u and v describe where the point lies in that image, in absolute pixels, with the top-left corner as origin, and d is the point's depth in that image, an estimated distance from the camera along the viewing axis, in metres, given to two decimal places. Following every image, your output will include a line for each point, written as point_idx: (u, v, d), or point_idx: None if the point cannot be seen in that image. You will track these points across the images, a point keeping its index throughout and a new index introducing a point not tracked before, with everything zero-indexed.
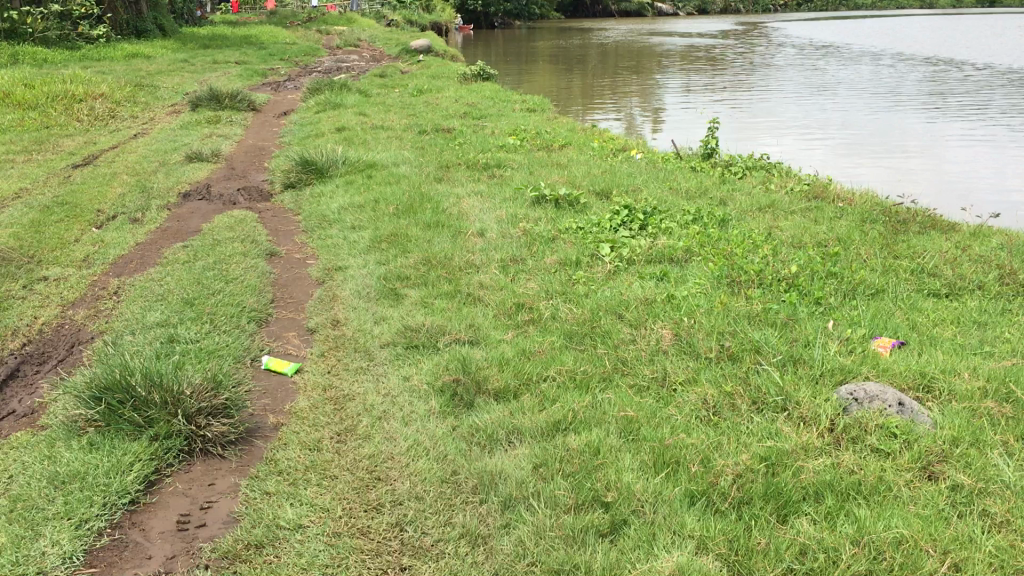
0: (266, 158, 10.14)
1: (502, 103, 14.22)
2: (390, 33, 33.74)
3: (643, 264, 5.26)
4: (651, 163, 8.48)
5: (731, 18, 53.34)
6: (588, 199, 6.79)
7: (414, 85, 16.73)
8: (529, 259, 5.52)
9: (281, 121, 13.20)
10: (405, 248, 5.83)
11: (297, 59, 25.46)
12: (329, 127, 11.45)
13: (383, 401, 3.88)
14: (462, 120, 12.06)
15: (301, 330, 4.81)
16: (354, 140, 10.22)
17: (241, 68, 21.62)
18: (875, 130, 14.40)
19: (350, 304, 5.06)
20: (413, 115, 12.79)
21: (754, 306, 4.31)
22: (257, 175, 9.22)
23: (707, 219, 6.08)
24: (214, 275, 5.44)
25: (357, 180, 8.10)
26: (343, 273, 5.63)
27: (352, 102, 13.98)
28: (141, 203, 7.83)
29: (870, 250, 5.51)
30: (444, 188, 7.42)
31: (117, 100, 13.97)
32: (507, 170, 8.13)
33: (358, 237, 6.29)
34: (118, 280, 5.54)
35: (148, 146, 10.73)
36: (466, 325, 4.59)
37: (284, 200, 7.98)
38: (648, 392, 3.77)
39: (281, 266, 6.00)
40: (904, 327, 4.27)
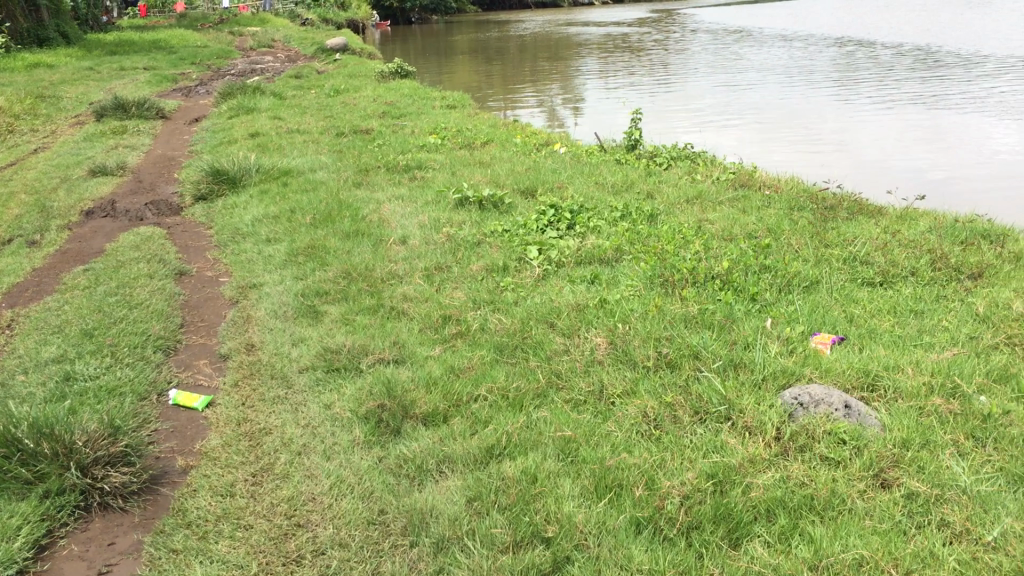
0: (175, 168, 9.68)
1: (421, 100, 13.90)
2: (304, 32, 33.03)
3: (572, 266, 5.06)
4: (575, 157, 8.30)
5: (647, 5, 53.70)
6: (513, 199, 6.57)
7: (330, 85, 16.29)
8: (455, 266, 5.27)
9: (191, 127, 12.69)
10: (323, 260, 5.52)
11: (209, 62, 24.70)
12: (242, 133, 11.01)
13: (303, 433, 3.60)
14: (381, 119, 11.73)
15: (212, 357, 4.48)
16: (269, 146, 9.82)
17: (149, 74, 20.85)
18: (794, 111, 14.44)
19: (265, 324, 4.75)
20: (330, 116, 12.40)
21: (690, 308, 4.14)
22: (166, 187, 8.77)
23: (635, 215, 5.90)
24: (116, 301, 5.07)
25: (271, 188, 7.74)
26: (257, 291, 5.30)
27: (265, 106, 13.51)
28: (39, 224, 7.34)
29: (801, 240, 5.39)
30: (363, 193, 7.12)
31: (15, 113, 13.27)
32: (428, 172, 7.86)
33: (272, 250, 5.96)
34: (10, 312, 5.13)
35: (48, 161, 10.15)
36: (390, 341, 4.32)
37: (194, 213, 7.57)
38: (586, 408, 3.56)
39: (190, 286, 5.64)
40: (842, 322, 4.15)
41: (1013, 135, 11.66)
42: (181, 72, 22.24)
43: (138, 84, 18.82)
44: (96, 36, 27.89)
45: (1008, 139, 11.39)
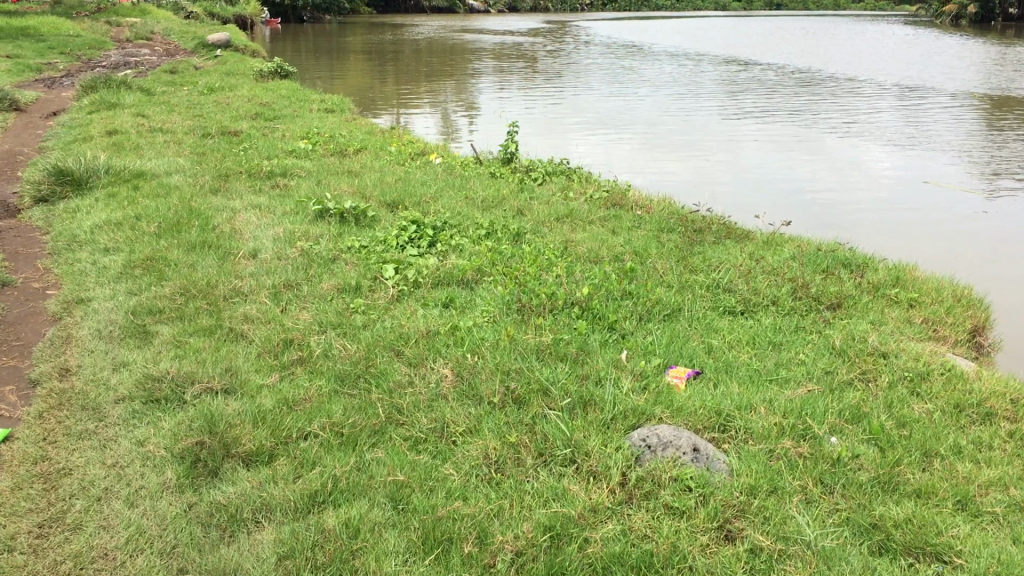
0: (20, 165, 8.97)
1: (299, 102, 13.42)
2: (186, 26, 31.79)
3: (429, 287, 4.80)
4: (448, 169, 8.05)
5: (541, 16, 54.11)
6: (377, 212, 6.27)
7: (205, 82, 15.59)
8: (305, 284, 4.95)
9: (47, 122, 11.87)
10: (162, 274, 5.10)
11: (80, 53, 23.45)
12: (100, 130, 10.34)
13: (107, 475, 3.22)
14: (253, 121, 11.22)
15: (20, 382, 4.02)
16: (125, 145, 9.22)
17: (11, 62, 19.60)
18: (677, 125, 14.53)
19: (86, 345, 4.31)
20: (199, 116, 11.81)
21: (544, 337, 3.94)
22: (6, 185, 8.09)
23: (500, 233, 5.69)
24: None
25: (121, 192, 7.22)
26: (84, 306, 4.84)
27: (131, 102, 12.78)
28: None
29: (666, 264, 5.28)
30: (218, 200, 6.70)
31: None
32: (293, 180, 7.48)
33: (109, 261, 5.48)
34: None
35: None
36: (223, 367, 3.97)
37: (31, 216, 6.97)
38: (424, 447, 3.30)
39: (10, 299, 5.12)
40: (700, 354, 4.02)
41: (884, 158, 11.97)
42: (47, 62, 21.00)
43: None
44: None
45: (879, 162, 11.68)
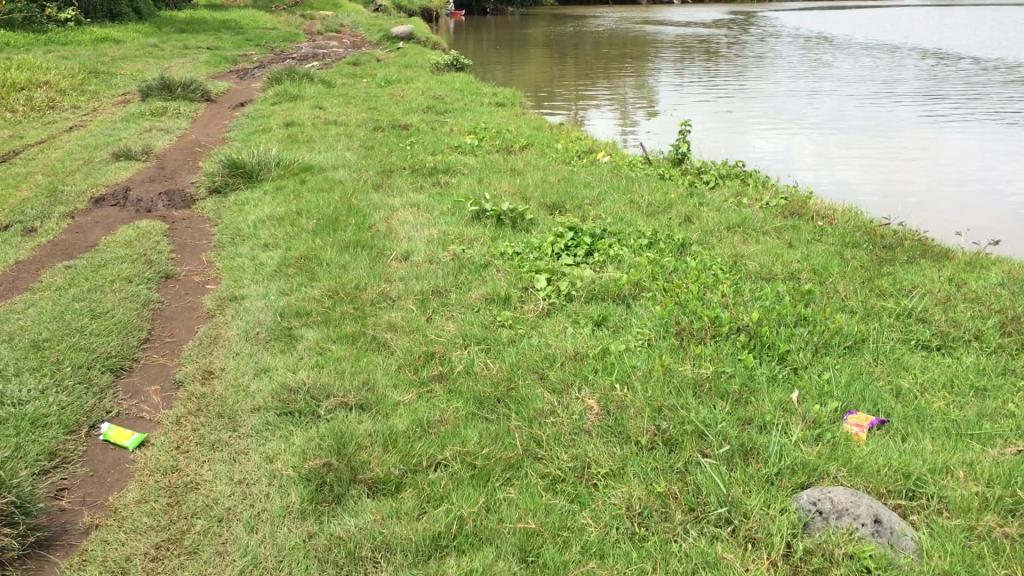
0: (202, 155, 9.28)
1: (471, 95, 13.38)
2: (373, 19, 32.75)
3: (582, 302, 4.47)
4: (615, 170, 7.69)
5: (724, 7, 52.52)
6: (535, 215, 6.00)
7: (382, 75, 15.87)
8: (453, 291, 4.74)
9: (233, 113, 12.34)
10: (313, 274, 5.02)
11: (274, 45, 24.54)
12: (278, 122, 10.62)
13: (231, 494, 3.08)
14: (424, 115, 11.23)
15: (166, 382, 3.99)
16: (299, 138, 9.39)
17: (210, 54, 20.69)
18: (868, 123, 13.50)
19: (232, 347, 4.25)
20: (373, 109, 11.95)
21: (703, 370, 3.54)
22: (187, 175, 8.36)
23: (663, 242, 5.28)
24: (81, 308, 4.62)
25: (287, 185, 7.28)
26: (237, 305, 4.81)
27: (311, 94, 13.11)
28: (44, 209, 6.97)
29: (849, 285, 4.73)
30: (378, 198, 6.63)
31: (62, 88, 13.06)
32: (454, 177, 7.33)
33: (266, 258, 5.47)
34: None
35: (77, 140, 9.83)
36: (361, 380, 3.80)
37: (204, 207, 7.14)
38: (561, 490, 2.99)
39: (171, 292, 5.17)
40: (886, 398, 3.49)
41: None
42: (243, 54, 22.08)
43: (196, 64, 18.62)
44: (167, 13, 27.97)
45: None
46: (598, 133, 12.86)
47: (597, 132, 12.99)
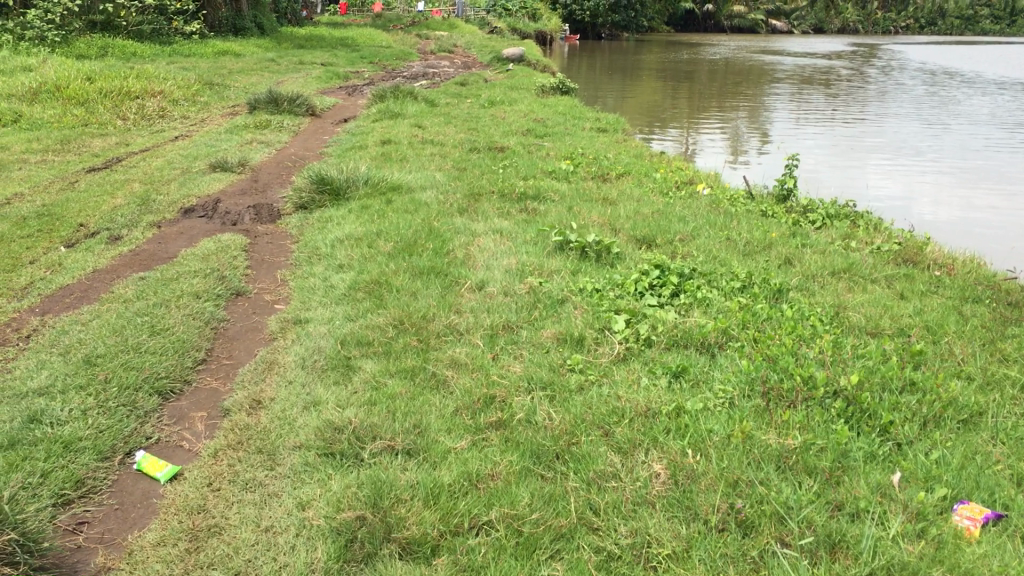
0: (296, 169, 9.25)
1: (573, 120, 13.10)
2: (486, 40, 32.93)
3: (662, 349, 4.09)
4: (714, 204, 7.26)
5: (848, 38, 50.95)
6: (623, 248, 5.64)
7: (487, 96, 15.75)
8: (525, 328, 4.43)
9: (335, 128, 12.39)
10: (381, 301, 4.78)
11: (386, 63, 24.85)
12: (376, 139, 10.55)
13: (254, 543, 2.83)
14: (522, 138, 11.00)
15: (212, 409, 3.79)
16: (393, 156, 9.27)
17: (323, 70, 21.04)
18: (995, 163, 12.60)
19: (286, 375, 4.03)
20: (473, 129, 11.78)
21: (790, 441, 3.12)
22: (277, 189, 8.31)
23: (758, 287, 4.85)
24: (142, 323, 4.49)
25: (373, 204, 7.12)
26: (300, 329, 4.61)
27: (413, 113, 13.06)
28: (133, 217, 6.98)
29: (967, 348, 4.21)
30: (461, 222, 6.39)
31: (175, 98, 13.35)
32: (544, 204, 7.05)
33: (338, 280, 5.27)
34: (39, 320, 4.63)
35: (178, 150, 9.95)
36: (412, 422, 3.51)
37: (289, 223, 7.03)
38: (615, 570, 2.62)
39: (238, 310, 5.02)
40: (1006, 485, 3.00)
41: None
42: (355, 70, 22.40)
43: (308, 79, 18.91)
44: (288, 29, 28.71)
45: None
46: (703, 163, 12.38)
47: (703, 162, 12.52)
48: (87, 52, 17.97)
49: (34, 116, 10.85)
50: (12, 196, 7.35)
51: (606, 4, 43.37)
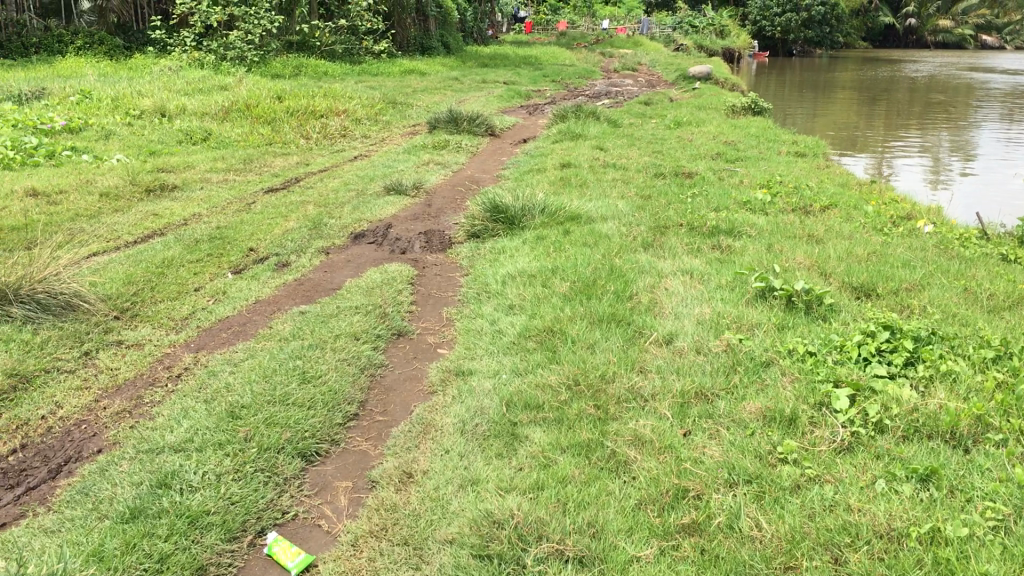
0: (471, 193, 8.87)
1: (767, 143, 12.16)
2: (671, 58, 32.09)
3: (899, 439, 3.28)
4: (942, 245, 6.26)
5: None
6: (838, 298, 4.81)
7: (672, 117, 14.98)
8: (723, 399, 3.71)
9: (515, 149, 12.01)
10: (555, 353, 4.19)
11: (569, 82, 24.50)
12: (555, 162, 10.05)
13: None
14: (712, 163, 10.22)
15: (358, 479, 3.32)
16: (573, 181, 8.72)
17: (505, 89, 20.89)
18: None
19: (442, 442, 3.51)
20: (658, 153, 11.09)
21: None
22: (451, 214, 7.93)
23: (1016, 357, 3.91)
24: (293, 368, 4.11)
25: (549, 236, 6.59)
26: (462, 382, 4.10)
27: (595, 133, 12.50)
28: (302, 243, 6.75)
29: None
30: (647, 260, 5.73)
31: (359, 117, 13.38)
32: (740, 240, 6.29)
33: (508, 324, 4.73)
34: (191, 359, 4.36)
35: (356, 170, 9.81)
36: (587, 519, 2.89)
37: (460, 253, 6.60)
38: None
39: (398, 354, 4.59)
40: None
41: None
42: (538, 89, 22.16)
43: (490, 98, 18.75)
44: (473, 47, 28.95)
45: None
46: (913, 188, 11.12)
47: (913, 186, 11.25)
48: (282, 71, 18.53)
49: (223, 135, 11.04)
50: (190, 217, 7.31)
51: (800, 19, 41.42)
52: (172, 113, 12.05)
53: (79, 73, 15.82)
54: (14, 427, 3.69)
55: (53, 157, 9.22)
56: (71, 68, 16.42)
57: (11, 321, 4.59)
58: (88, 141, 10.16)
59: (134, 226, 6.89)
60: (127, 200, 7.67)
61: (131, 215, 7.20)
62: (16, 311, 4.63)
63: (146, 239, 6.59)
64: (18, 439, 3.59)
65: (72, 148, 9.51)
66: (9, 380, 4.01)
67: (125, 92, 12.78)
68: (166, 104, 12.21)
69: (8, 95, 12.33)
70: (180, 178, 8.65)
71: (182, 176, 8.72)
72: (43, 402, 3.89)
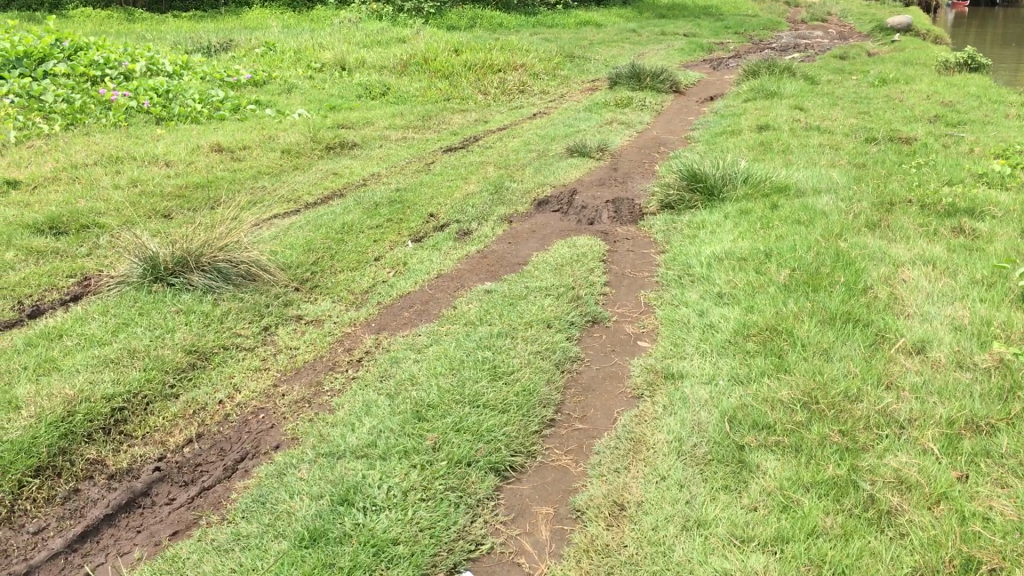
0: (660, 156, 8.24)
1: (991, 104, 10.84)
2: (865, 6, 29.83)
3: None
4: None
5: None
6: None
7: (876, 74, 13.69)
8: (1005, 433, 3.01)
9: (702, 107, 11.22)
10: (783, 358, 3.58)
11: (753, 34, 23.11)
12: (752, 123, 9.23)
13: None
14: (931, 127, 9.14)
15: (560, 505, 2.86)
16: (775, 146, 7.92)
17: (686, 42, 19.86)
18: None
19: (656, 465, 3.00)
20: (865, 115, 10.04)
21: None
22: (640, 180, 7.35)
23: None
24: (482, 361, 3.70)
25: (756, 209, 5.90)
26: (673, 387, 3.57)
27: (792, 91, 11.50)
28: (484, 209, 6.35)
29: None
30: (877, 245, 4.97)
31: (536, 71, 12.87)
32: (984, 222, 5.41)
33: (720, 316, 4.15)
34: (372, 342, 4.03)
35: (536, 129, 9.33)
36: None
37: (652, 226, 6.03)
38: None
39: (594, 346, 4.10)
40: None
41: None
42: (720, 42, 20.99)
43: (671, 52, 17.82)
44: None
45: None
46: None
47: None
48: (458, 23, 18.25)
49: (402, 89, 10.80)
50: (369, 178, 7.05)
51: None
52: (351, 66, 11.92)
53: (262, 25, 16.03)
54: (190, 412, 3.46)
55: (237, 111, 9.20)
56: (255, 20, 16.67)
57: (191, 290, 4.41)
58: (271, 94, 10.12)
59: (314, 187, 6.68)
60: (308, 157, 7.50)
61: (311, 174, 7.01)
62: (197, 279, 4.43)
63: (325, 201, 6.36)
64: (194, 426, 3.36)
65: (255, 102, 9.47)
66: (188, 357, 3.79)
67: (306, 44, 12.76)
68: (345, 57, 12.09)
69: (197, 47, 12.55)
70: (359, 134, 8.42)
71: (361, 133, 8.49)
72: (221, 384, 3.66)
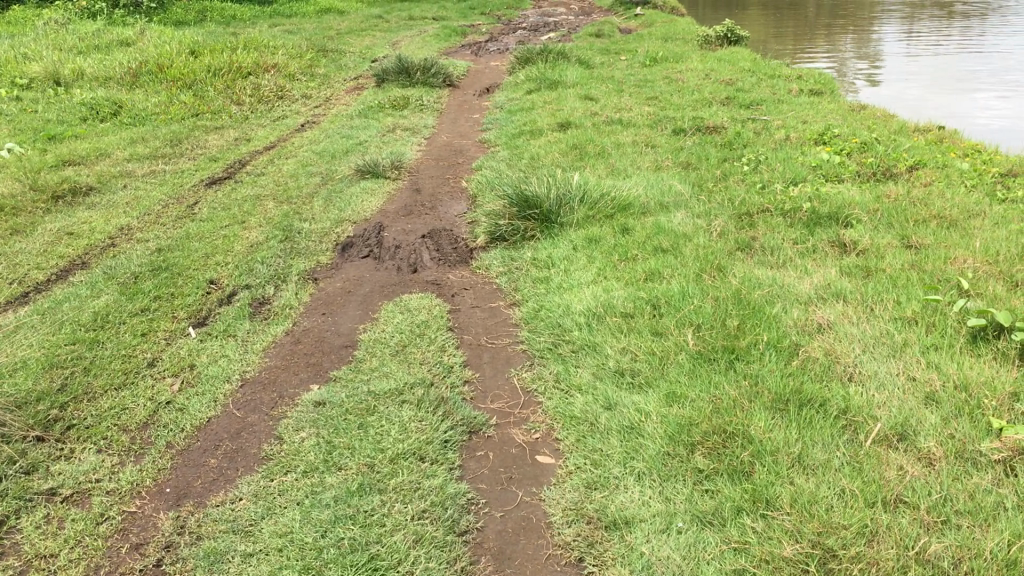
0: (462, 169, 7.23)
1: (768, 79, 10.72)
2: None
3: None
4: None
5: None
6: None
7: (644, 52, 13.41)
8: None
9: (485, 102, 10.33)
10: (756, 481, 2.69)
11: (501, 13, 22.55)
12: (549, 119, 8.42)
13: None
14: (729, 110, 8.76)
15: None
16: (589, 147, 7.14)
17: (438, 26, 18.94)
18: None
19: None
20: (656, 100, 9.55)
21: None
22: (451, 203, 6.31)
23: None
24: (350, 548, 2.55)
25: (607, 236, 5.04)
26: (623, 546, 2.58)
27: (573, 78, 10.85)
28: (277, 264, 5.07)
29: None
30: (769, 276, 4.23)
31: (292, 72, 11.42)
32: (858, 229, 4.84)
33: (638, 410, 3.20)
34: (171, 531, 2.75)
35: (311, 144, 8.02)
36: None
37: (490, 268, 5.02)
38: None
39: (487, 477, 3.05)
40: None
41: None
42: (472, 24, 20.25)
43: (426, 39, 16.81)
44: None
45: None
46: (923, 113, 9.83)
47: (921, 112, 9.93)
48: (185, 19, 16.25)
49: (137, 106, 9.07)
50: (117, 234, 5.52)
51: None
52: (67, 80, 9.93)
53: None
54: None
55: None
56: None
57: None
58: None
59: (43, 257, 5.09)
60: (28, 213, 5.84)
61: (37, 239, 5.39)
62: None
63: (62, 278, 4.82)
64: None
65: None
66: None
67: (6, 56, 10.57)
68: (59, 68, 10.08)
69: None
70: (94, 172, 6.78)
71: (96, 170, 6.84)
72: None
